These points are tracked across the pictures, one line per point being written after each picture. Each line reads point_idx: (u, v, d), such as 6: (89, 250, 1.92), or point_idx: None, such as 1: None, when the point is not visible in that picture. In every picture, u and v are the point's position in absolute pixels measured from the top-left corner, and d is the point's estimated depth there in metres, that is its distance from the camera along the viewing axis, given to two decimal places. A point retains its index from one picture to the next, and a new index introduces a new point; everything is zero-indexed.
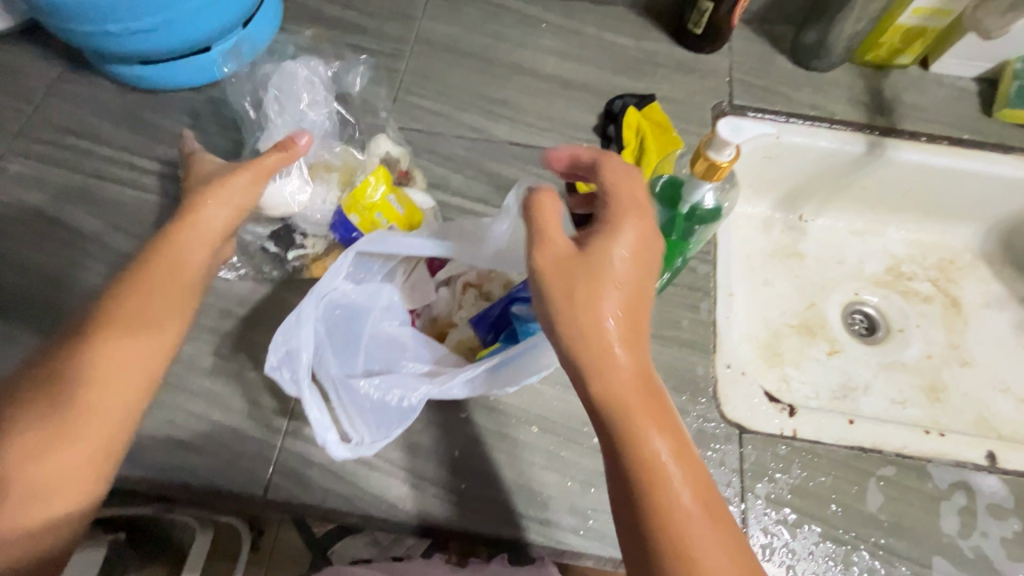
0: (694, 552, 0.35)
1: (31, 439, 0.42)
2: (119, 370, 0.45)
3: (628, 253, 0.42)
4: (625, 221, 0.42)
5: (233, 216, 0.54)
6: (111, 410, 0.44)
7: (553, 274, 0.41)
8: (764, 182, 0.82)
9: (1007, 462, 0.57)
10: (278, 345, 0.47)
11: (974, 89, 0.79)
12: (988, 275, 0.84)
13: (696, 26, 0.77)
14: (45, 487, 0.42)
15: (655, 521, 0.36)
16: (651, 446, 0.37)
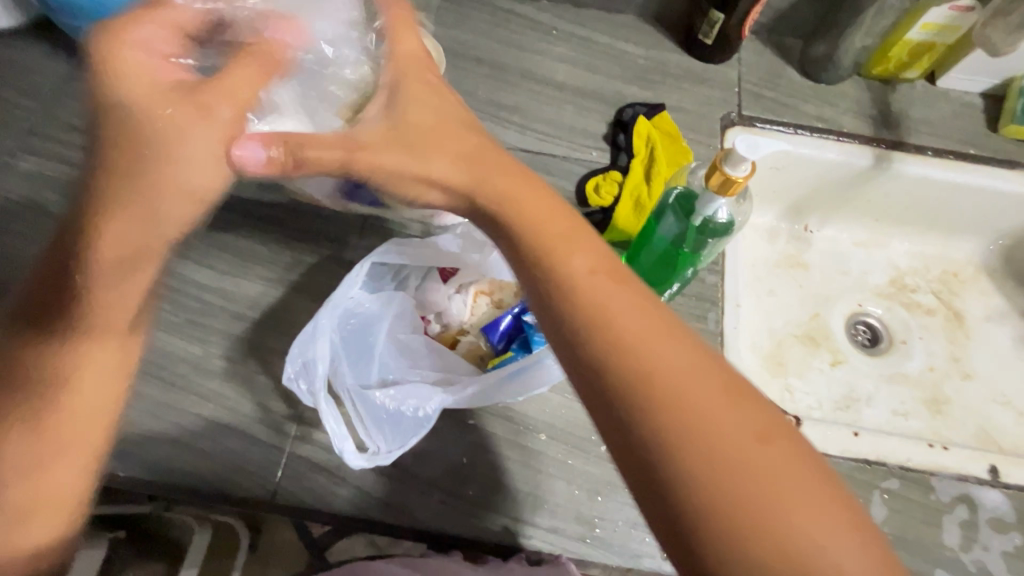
0: (618, 330, 0.36)
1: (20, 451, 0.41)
2: (91, 402, 0.43)
3: (435, 114, 0.46)
4: (408, 76, 0.47)
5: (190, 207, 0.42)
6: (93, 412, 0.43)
7: (379, 144, 0.44)
8: (771, 194, 0.83)
9: (1008, 476, 0.58)
10: (294, 358, 0.50)
11: (980, 105, 0.80)
12: (991, 289, 0.85)
13: (706, 37, 0.77)
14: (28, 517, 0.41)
15: (591, 326, 0.37)
16: (574, 264, 0.39)
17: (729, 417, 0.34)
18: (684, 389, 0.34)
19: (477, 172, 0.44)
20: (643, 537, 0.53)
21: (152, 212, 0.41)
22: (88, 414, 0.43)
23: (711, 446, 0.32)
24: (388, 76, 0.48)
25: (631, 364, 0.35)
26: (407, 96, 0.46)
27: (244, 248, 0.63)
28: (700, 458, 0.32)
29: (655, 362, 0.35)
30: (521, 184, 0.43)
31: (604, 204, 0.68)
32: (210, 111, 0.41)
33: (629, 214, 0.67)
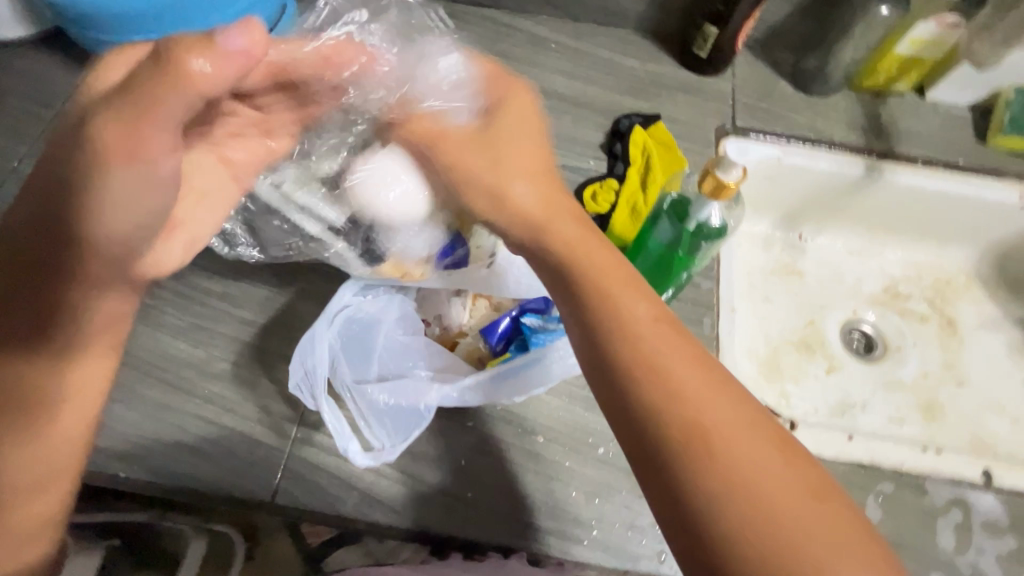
0: (652, 346, 0.41)
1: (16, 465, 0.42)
2: (76, 418, 0.44)
3: (526, 131, 0.52)
4: (512, 97, 0.53)
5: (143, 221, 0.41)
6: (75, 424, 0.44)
7: (470, 147, 0.51)
8: (765, 203, 0.84)
9: (1002, 480, 0.58)
10: (295, 363, 0.52)
11: (969, 117, 0.82)
12: (984, 297, 0.86)
13: (701, 50, 0.79)
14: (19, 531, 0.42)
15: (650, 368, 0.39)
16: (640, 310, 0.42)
17: (749, 437, 0.37)
18: (704, 403, 0.38)
19: (551, 202, 0.49)
20: (640, 539, 0.54)
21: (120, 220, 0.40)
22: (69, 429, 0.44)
23: (755, 495, 0.35)
24: (492, 97, 0.54)
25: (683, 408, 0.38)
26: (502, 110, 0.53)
27: None
28: (718, 470, 0.35)
29: (705, 410, 0.37)
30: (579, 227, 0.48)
31: (601, 211, 0.69)
32: (150, 166, 0.37)
33: (626, 220, 0.68)
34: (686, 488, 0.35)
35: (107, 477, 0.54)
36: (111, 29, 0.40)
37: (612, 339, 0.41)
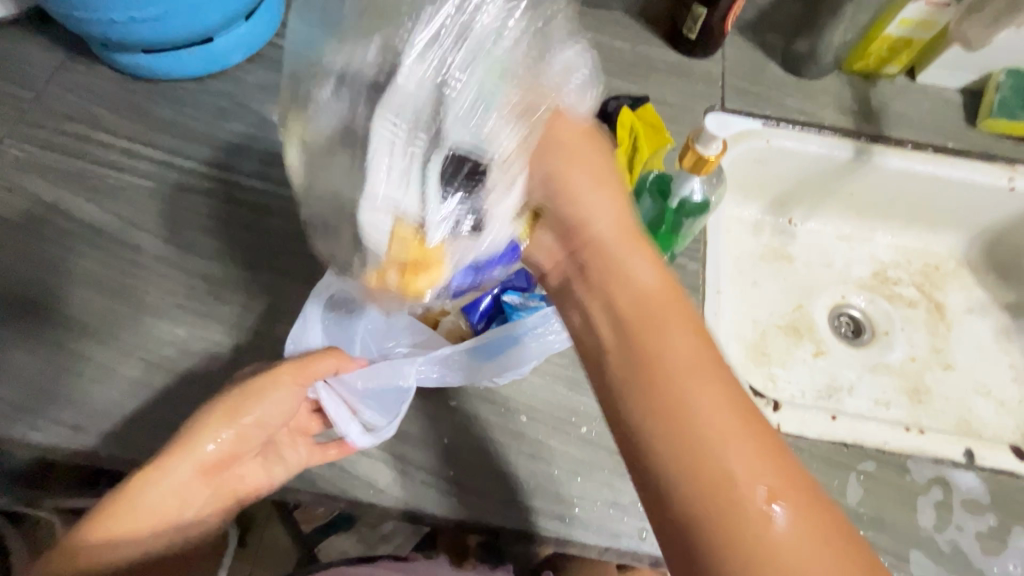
0: (702, 417, 0.39)
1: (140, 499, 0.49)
2: (171, 489, 0.50)
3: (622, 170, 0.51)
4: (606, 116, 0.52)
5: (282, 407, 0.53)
6: (168, 490, 0.49)
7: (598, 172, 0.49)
8: (754, 187, 0.84)
9: (984, 459, 0.59)
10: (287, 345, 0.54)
11: (959, 100, 0.82)
12: (972, 282, 0.86)
13: (690, 31, 0.79)
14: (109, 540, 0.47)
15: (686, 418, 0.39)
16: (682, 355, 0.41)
17: (795, 523, 0.36)
18: (746, 484, 0.37)
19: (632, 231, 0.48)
20: (622, 517, 0.54)
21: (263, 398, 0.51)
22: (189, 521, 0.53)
23: (778, 552, 0.35)
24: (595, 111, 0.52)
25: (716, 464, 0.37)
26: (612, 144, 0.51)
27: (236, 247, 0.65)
28: (755, 552, 0.35)
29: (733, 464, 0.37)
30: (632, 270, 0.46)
31: None
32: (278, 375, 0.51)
33: None
34: (708, 551, 0.36)
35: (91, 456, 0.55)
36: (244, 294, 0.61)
37: (644, 391, 0.40)
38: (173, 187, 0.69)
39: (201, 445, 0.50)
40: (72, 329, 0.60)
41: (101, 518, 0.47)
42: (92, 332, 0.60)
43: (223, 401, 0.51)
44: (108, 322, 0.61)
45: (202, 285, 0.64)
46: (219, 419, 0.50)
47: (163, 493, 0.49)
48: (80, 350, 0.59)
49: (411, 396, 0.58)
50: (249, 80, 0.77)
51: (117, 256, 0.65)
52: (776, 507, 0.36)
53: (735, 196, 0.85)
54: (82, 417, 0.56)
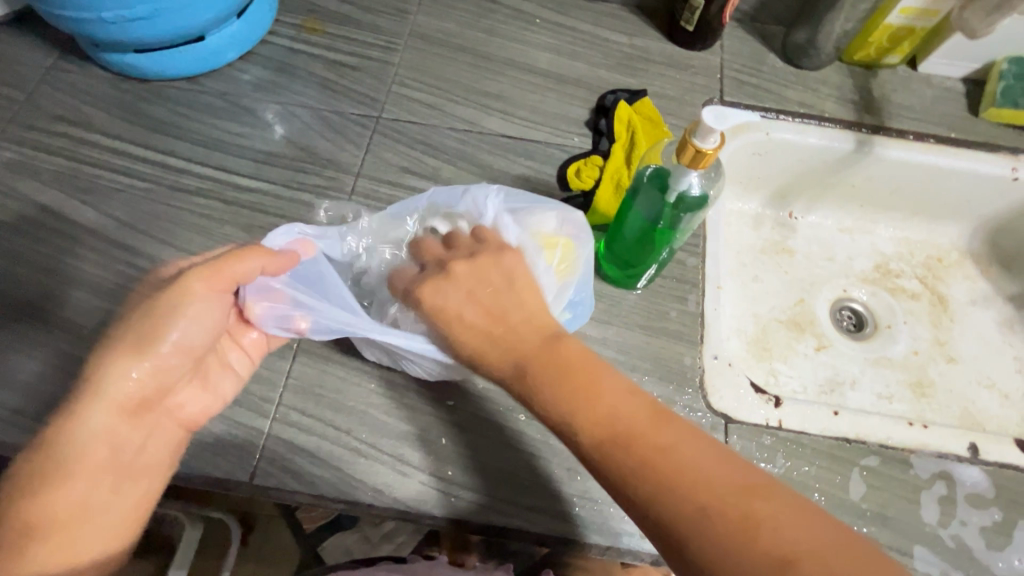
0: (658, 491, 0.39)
1: (69, 451, 0.48)
2: (95, 433, 0.48)
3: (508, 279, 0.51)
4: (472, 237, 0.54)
5: (200, 333, 0.50)
6: (97, 439, 0.48)
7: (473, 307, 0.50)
8: (754, 180, 0.83)
9: (988, 454, 0.58)
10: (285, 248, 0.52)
11: (961, 89, 0.80)
12: (975, 273, 0.85)
13: (688, 23, 0.78)
14: (52, 494, 0.47)
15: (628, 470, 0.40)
16: (608, 410, 0.43)
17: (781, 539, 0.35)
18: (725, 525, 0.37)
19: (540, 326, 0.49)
20: (623, 515, 0.53)
21: (166, 322, 0.48)
22: (144, 457, 0.51)
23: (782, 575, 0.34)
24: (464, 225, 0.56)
25: (676, 498, 0.38)
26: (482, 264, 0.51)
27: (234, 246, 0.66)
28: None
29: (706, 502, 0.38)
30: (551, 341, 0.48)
31: (585, 187, 0.69)
32: (181, 294, 0.48)
33: (610, 197, 0.67)
34: None
35: None
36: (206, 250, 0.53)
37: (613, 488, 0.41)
38: (167, 188, 0.69)
39: (115, 382, 0.48)
40: (66, 332, 0.60)
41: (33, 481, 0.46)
42: (89, 334, 0.60)
43: (120, 330, 0.48)
44: (103, 324, 0.61)
45: None
46: (123, 352, 0.48)
47: (84, 444, 0.48)
48: (76, 353, 0.59)
49: (408, 396, 0.57)
50: (242, 78, 0.76)
51: (112, 258, 0.64)
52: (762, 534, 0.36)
53: (735, 189, 0.84)
54: None
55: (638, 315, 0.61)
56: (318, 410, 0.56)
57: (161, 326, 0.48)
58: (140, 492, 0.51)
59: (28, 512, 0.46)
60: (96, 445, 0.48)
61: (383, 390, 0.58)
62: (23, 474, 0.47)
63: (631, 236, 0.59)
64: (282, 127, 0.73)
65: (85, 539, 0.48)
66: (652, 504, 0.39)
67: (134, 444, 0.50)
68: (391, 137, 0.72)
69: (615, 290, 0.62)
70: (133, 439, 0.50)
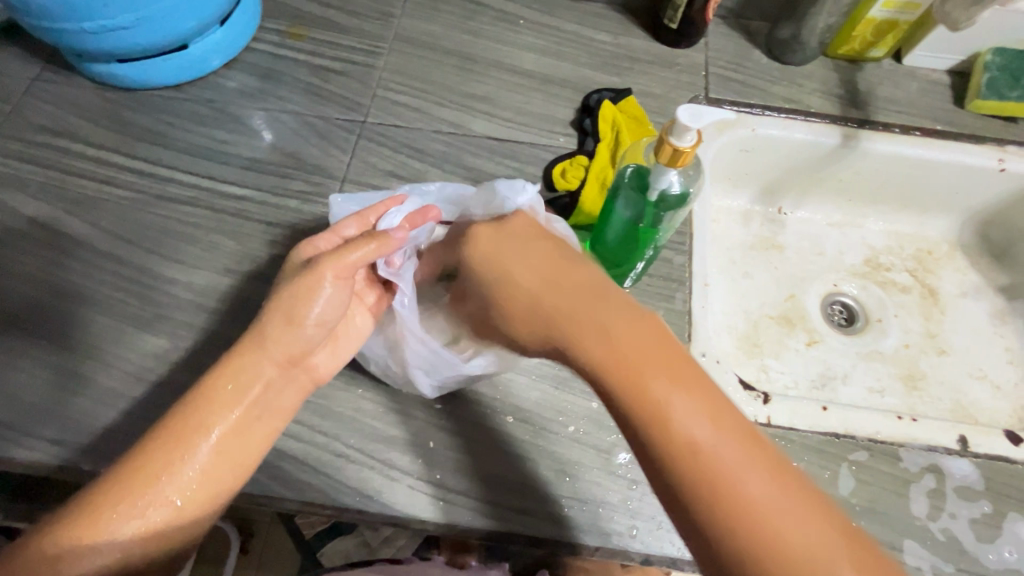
0: (701, 451, 0.36)
1: (206, 408, 0.45)
2: (232, 390, 0.46)
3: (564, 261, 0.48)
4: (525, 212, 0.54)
5: (338, 296, 0.50)
6: (233, 397, 0.46)
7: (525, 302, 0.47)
8: (742, 176, 0.83)
9: (978, 446, 0.58)
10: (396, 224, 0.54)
11: (947, 81, 0.81)
12: (965, 265, 0.85)
13: (672, 21, 0.78)
14: (185, 447, 0.44)
15: (700, 480, 0.35)
16: (687, 413, 0.38)
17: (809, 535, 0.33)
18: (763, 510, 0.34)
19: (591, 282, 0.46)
20: (611, 516, 0.53)
21: (310, 284, 0.49)
22: (271, 405, 0.48)
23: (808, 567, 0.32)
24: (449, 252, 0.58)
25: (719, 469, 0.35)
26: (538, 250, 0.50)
27: (221, 254, 0.66)
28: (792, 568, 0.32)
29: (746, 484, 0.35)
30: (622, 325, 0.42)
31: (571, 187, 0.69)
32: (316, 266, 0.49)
33: (597, 196, 0.67)
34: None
35: (73, 471, 0.55)
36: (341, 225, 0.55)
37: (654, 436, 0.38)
38: (154, 197, 0.69)
39: (272, 339, 0.48)
40: (54, 342, 0.60)
41: (170, 435, 0.44)
42: (76, 345, 0.60)
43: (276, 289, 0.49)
44: (90, 335, 0.61)
45: (185, 293, 0.63)
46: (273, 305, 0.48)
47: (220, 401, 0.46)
48: (63, 364, 0.59)
49: (397, 400, 0.58)
50: (228, 85, 0.76)
51: (98, 267, 0.64)
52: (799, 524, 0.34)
53: (724, 186, 0.84)
54: (67, 432, 0.56)
55: None
56: (306, 417, 0.56)
57: (303, 296, 0.48)
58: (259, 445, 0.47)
59: (151, 469, 0.42)
60: (226, 395, 0.46)
61: (371, 396, 0.58)
62: (161, 427, 0.44)
63: (614, 237, 0.59)
64: (268, 133, 0.73)
65: (200, 492, 0.44)
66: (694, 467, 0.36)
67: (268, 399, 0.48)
68: (377, 141, 0.72)
69: None
70: (263, 387, 0.47)
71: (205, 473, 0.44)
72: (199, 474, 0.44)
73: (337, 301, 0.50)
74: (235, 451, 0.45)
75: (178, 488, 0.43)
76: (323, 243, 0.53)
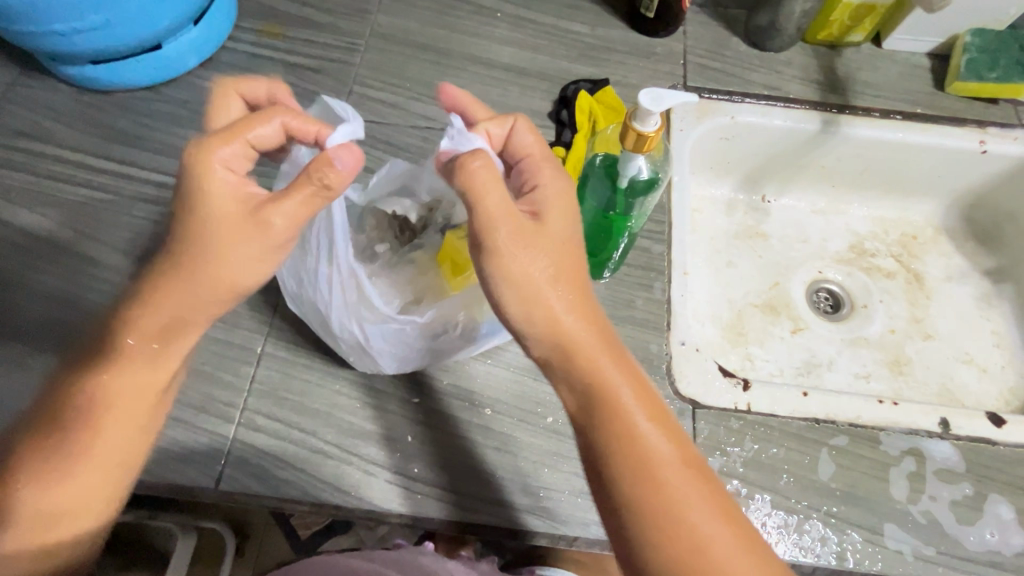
0: (652, 462, 0.42)
1: (96, 431, 0.45)
2: (129, 407, 0.46)
3: (568, 228, 0.46)
4: (555, 184, 0.47)
5: (269, 254, 0.45)
6: (131, 416, 0.46)
7: (520, 246, 0.43)
8: (723, 165, 0.82)
9: (959, 428, 0.57)
10: (343, 150, 0.45)
11: (926, 64, 0.80)
12: (950, 249, 0.85)
13: (649, 10, 0.77)
14: (73, 473, 0.44)
15: (642, 490, 0.42)
16: (631, 422, 0.43)
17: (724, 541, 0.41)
18: (692, 518, 0.41)
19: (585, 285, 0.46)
20: (589, 506, 0.54)
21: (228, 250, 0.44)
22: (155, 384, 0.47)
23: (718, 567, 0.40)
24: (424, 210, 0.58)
25: (663, 482, 0.42)
26: (547, 198, 0.46)
27: None
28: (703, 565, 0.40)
29: (684, 497, 0.42)
30: (592, 336, 0.45)
31: None
32: (267, 224, 0.44)
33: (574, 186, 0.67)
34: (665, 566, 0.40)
35: None
36: (229, 147, 0.44)
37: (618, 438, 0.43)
38: (129, 199, 0.68)
39: (170, 333, 0.46)
40: (32, 346, 0.60)
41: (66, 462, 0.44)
42: (54, 349, 0.60)
43: (153, 277, 0.45)
44: (67, 338, 0.61)
45: None
46: (165, 294, 0.45)
47: (109, 419, 0.45)
48: (42, 367, 0.59)
49: (373, 395, 0.57)
50: (204, 85, 0.76)
51: (74, 271, 0.64)
52: (718, 533, 0.41)
53: (705, 175, 0.83)
54: None
55: (604, 305, 0.61)
56: (283, 414, 0.56)
57: (221, 257, 0.44)
58: (137, 431, 0.47)
59: (55, 492, 0.44)
60: (121, 413, 0.46)
61: (348, 391, 0.57)
62: (47, 457, 0.44)
63: (587, 228, 0.59)
64: None
65: (85, 498, 0.45)
66: (643, 472, 0.42)
67: (153, 385, 0.47)
68: None
69: None
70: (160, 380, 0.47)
71: (90, 476, 0.45)
72: (95, 487, 0.45)
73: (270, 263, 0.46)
74: (105, 443, 0.45)
75: (71, 504, 0.45)
76: (230, 178, 0.44)
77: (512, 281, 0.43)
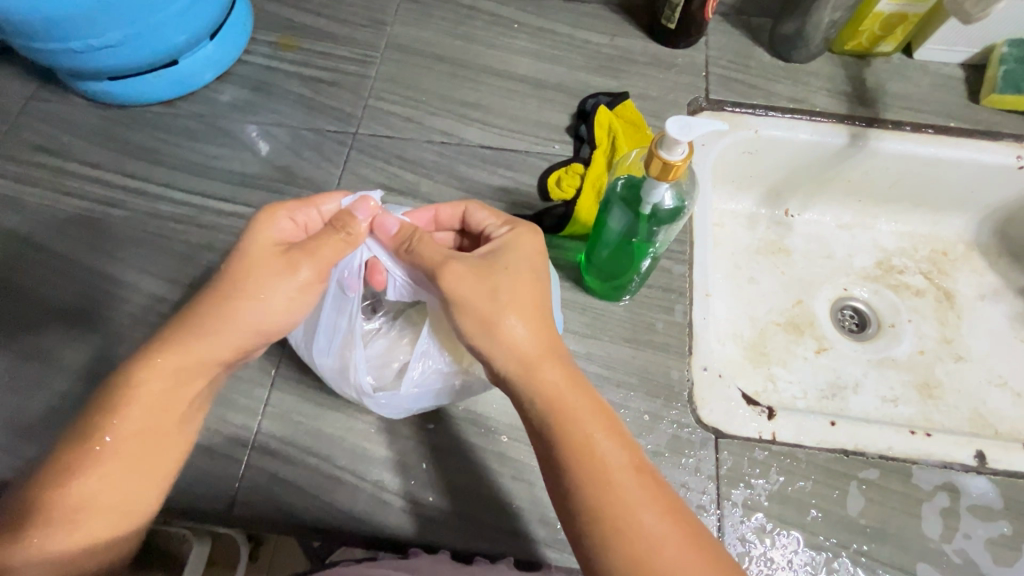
0: (605, 469, 0.40)
1: (127, 431, 0.44)
2: (163, 409, 0.46)
3: (527, 261, 0.48)
4: (518, 228, 0.50)
5: (290, 296, 0.48)
6: (162, 420, 0.46)
7: (465, 282, 0.45)
8: (745, 179, 0.80)
9: (998, 461, 0.55)
10: (360, 202, 0.50)
11: (960, 76, 0.77)
12: (983, 266, 0.82)
13: (669, 21, 0.75)
14: (98, 473, 0.43)
15: (592, 497, 0.39)
16: (583, 427, 0.41)
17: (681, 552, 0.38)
18: (647, 525, 0.39)
19: (540, 303, 0.46)
20: None
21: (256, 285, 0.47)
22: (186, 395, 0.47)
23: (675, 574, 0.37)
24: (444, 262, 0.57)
25: (614, 490, 0.39)
26: (507, 246, 0.48)
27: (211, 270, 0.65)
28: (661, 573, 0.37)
29: (636, 504, 0.39)
30: (545, 343, 0.44)
31: (566, 196, 0.67)
32: (297, 272, 0.48)
33: (592, 204, 0.64)
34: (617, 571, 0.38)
35: None
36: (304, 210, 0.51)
37: (569, 446, 0.41)
38: (146, 214, 0.68)
39: (199, 348, 0.46)
40: (47, 365, 0.60)
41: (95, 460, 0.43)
42: (68, 368, 0.60)
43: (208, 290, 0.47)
44: (81, 357, 0.61)
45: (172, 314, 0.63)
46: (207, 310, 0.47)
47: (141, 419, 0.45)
48: (57, 386, 0.59)
49: (386, 420, 0.56)
50: (219, 98, 0.75)
51: (90, 288, 0.64)
52: (676, 542, 0.38)
53: (726, 189, 0.81)
54: None
55: (622, 328, 0.60)
56: (297, 439, 0.56)
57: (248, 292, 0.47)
58: (167, 437, 0.46)
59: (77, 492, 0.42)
60: (158, 414, 0.45)
61: (362, 416, 0.57)
62: (76, 452, 0.43)
63: (607, 251, 0.58)
64: (261, 146, 0.72)
65: (111, 498, 0.43)
66: (594, 479, 0.40)
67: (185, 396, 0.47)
68: (368, 153, 0.71)
69: (601, 303, 0.61)
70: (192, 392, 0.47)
71: (117, 481, 0.44)
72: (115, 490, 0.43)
73: (287, 306, 0.48)
74: (133, 448, 0.44)
75: (96, 506, 0.43)
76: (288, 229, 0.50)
77: (461, 304, 0.45)
